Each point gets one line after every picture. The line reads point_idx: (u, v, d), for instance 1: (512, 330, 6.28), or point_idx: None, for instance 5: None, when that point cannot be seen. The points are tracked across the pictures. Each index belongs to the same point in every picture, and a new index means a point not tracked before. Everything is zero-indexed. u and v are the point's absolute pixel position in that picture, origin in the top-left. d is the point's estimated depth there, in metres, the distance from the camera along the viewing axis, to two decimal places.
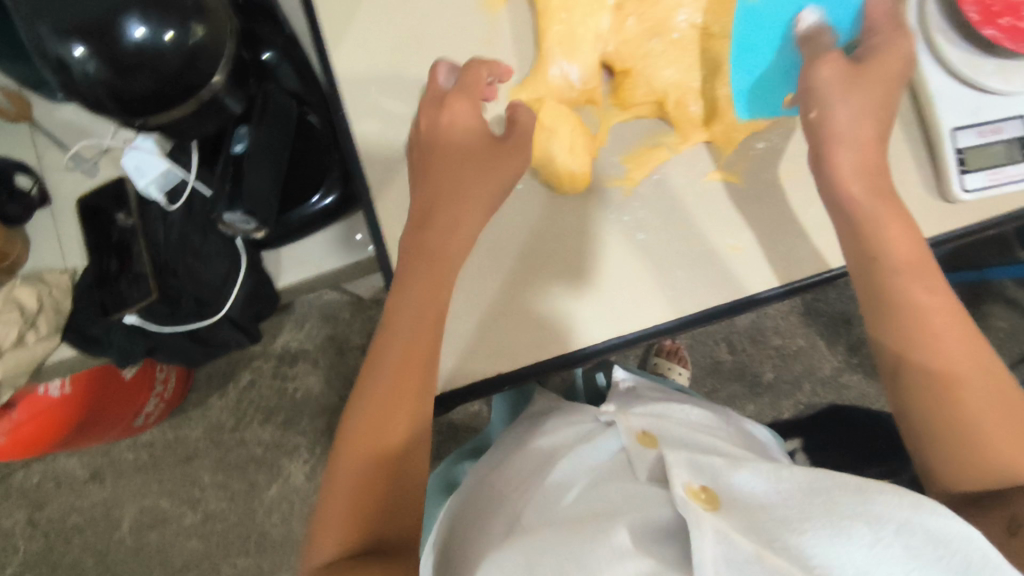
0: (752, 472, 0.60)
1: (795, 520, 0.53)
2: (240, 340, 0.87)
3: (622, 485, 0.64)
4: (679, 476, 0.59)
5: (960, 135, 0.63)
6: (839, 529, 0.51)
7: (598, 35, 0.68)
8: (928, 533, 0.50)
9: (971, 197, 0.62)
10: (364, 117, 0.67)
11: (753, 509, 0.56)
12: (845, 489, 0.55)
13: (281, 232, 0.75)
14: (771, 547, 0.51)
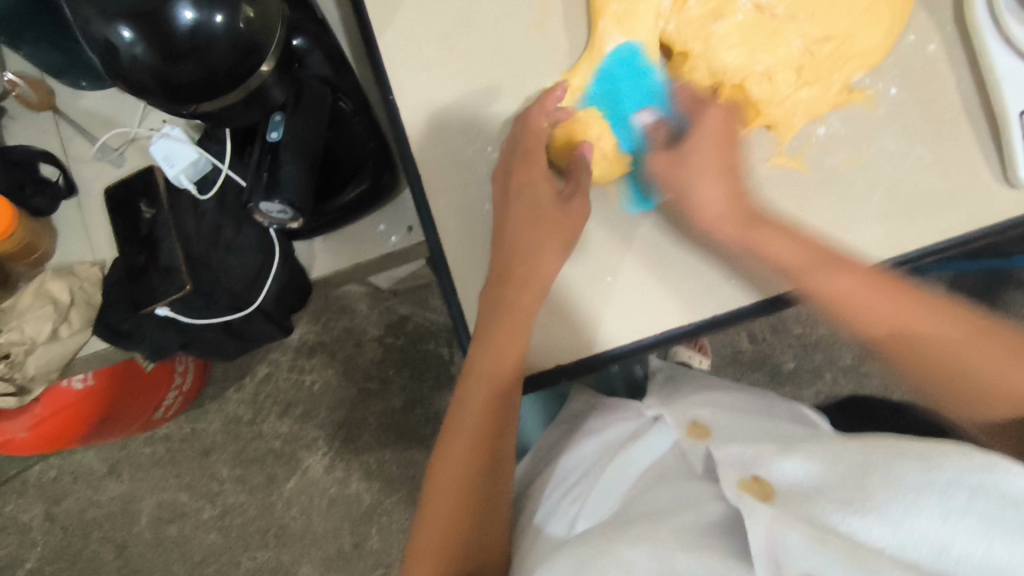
0: (800, 459, 0.61)
1: (854, 504, 0.54)
2: (273, 333, 0.83)
3: (673, 485, 0.67)
4: (731, 475, 0.61)
5: None
6: (908, 507, 0.52)
7: (661, 13, 0.66)
8: (1000, 496, 0.51)
9: None
10: (411, 105, 0.68)
11: (808, 496, 0.58)
12: (910, 466, 0.56)
13: (316, 222, 0.74)
14: (841, 530, 0.53)
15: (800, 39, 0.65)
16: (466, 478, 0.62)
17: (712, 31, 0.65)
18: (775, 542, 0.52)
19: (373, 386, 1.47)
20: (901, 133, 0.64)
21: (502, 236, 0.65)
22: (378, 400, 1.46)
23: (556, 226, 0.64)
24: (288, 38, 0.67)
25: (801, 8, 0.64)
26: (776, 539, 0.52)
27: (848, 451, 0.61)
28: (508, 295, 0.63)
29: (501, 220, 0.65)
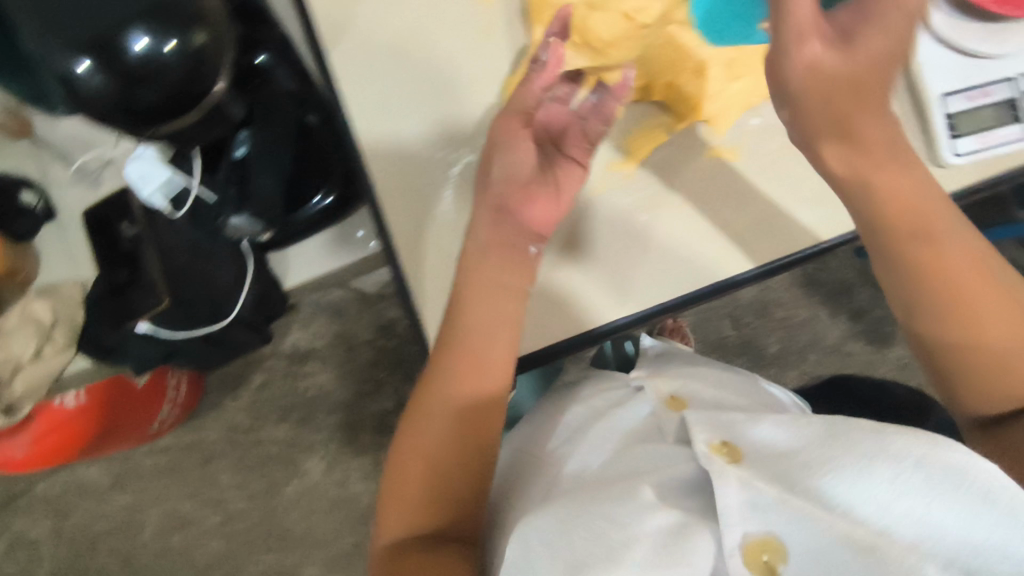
0: (772, 421, 0.58)
1: (816, 465, 0.51)
2: (252, 341, 0.88)
3: (649, 446, 0.64)
4: (700, 435, 0.58)
5: (950, 101, 0.62)
6: (861, 473, 0.49)
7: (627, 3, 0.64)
8: (946, 468, 0.48)
9: (960, 161, 0.63)
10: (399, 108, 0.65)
11: (775, 460, 0.54)
12: (863, 431, 0.52)
13: (287, 232, 0.76)
14: (802, 492, 0.50)
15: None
16: (453, 440, 0.55)
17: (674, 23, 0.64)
18: (737, 506, 0.51)
19: (367, 388, 1.50)
20: None
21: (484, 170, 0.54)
22: (372, 402, 1.49)
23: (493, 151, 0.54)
24: (252, 56, 0.70)
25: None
26: (743, 503, 0.51)
27: (811, 416, 0.57)
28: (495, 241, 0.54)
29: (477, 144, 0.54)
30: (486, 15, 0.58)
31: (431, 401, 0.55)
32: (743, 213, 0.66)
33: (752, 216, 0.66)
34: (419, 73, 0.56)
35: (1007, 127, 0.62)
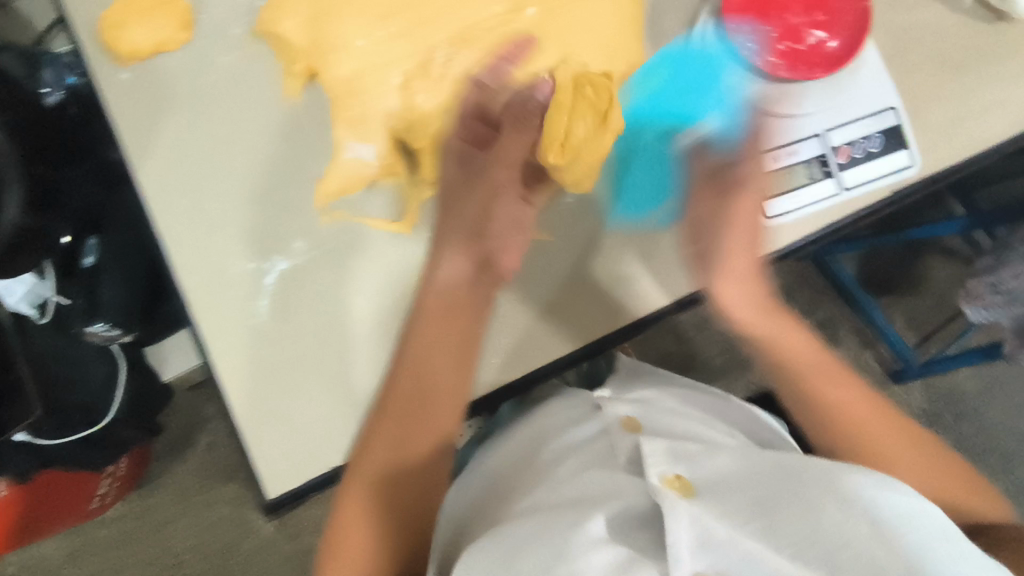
0: (727, 461, 0.51)
1: (761, 510, 0.45)
2: (139, 437, 0.84)
3: (597, 475, 0.55)
4: (657, 465, 0.50)
5: (757, 162, 0.54)
6: (808, 511, 0.43)
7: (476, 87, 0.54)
8: (891, 515, 0.42)
9: (774, 221, 0.54)
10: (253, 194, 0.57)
11: (739, 508, 0.45)
12: (814, 477, 0.46)
13: (163, 324, 0.79)
14: (759, 528, 0.43)
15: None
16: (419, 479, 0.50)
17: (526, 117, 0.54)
18: (689, 540, 0.43)
19: None
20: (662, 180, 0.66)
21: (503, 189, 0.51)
22: None
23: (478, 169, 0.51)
24: (106, 152, 0.71)
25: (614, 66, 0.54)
26: (695, 542, 0.43)
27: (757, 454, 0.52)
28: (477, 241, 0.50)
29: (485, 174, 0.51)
30: (294, 118, 0.56)
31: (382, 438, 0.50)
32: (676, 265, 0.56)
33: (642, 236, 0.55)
34: (231, 183, 0.55)
35: (818, 184, 0.54)
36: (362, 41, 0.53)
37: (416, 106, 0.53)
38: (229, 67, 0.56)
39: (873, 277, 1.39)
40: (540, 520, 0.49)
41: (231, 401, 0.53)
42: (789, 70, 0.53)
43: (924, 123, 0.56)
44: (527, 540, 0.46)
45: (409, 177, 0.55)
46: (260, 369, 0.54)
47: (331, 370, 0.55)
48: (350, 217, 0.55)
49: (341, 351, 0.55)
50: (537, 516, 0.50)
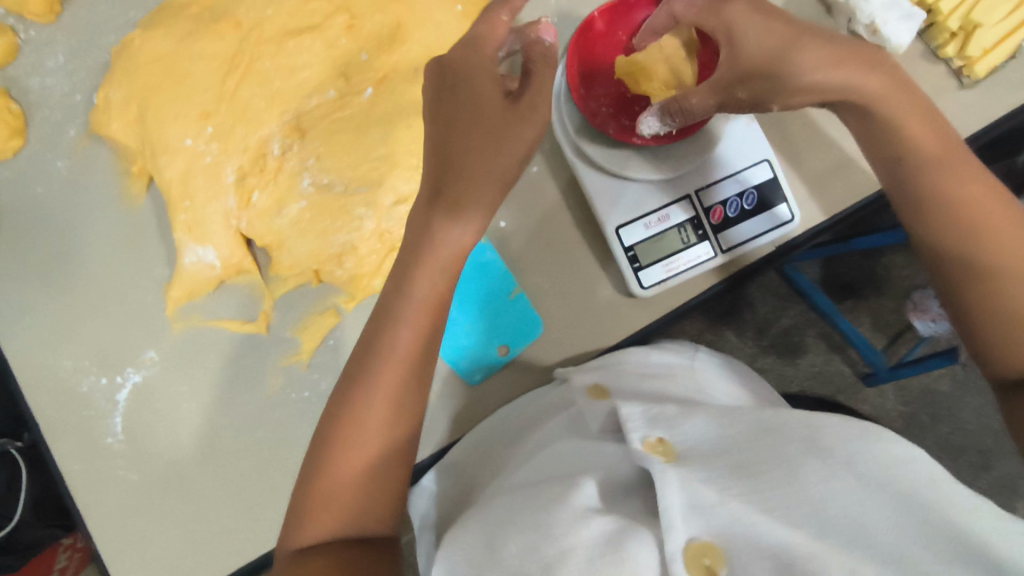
0: (705, 415, 0.40)
1: (741, 472, 0.35)
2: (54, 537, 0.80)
3: (569, 444, 0.45)
4: (635, 426, 0.39)
5: (627, 231, 0.51)
6: (794, 471, 0.34)
7: (310, 170, 0.52)
8: (877, 465, 0.34)
9: (649, 292, 0.51)
10: (102, 282, 0.53)
11: (718, 461, 0.36)
12: (796, 435, 0.37)
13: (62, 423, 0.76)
14: (748, 487, 0.34)
15: (370, 213, 0.51)
16: (385, 448, 0.42)
17: (353, 197, 0.51)
18: (682, 505, 0.34)
19: None
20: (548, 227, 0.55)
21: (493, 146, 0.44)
22: None
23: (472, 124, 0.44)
24: None
25: None
26: (688, 508, 0.34)
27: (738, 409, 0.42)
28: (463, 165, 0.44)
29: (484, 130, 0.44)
30: (134, 220, 0.53)
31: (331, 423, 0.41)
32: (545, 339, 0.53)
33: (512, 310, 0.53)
34: (79, 293, 0.53)
35: (694, 248, 0.51)
36: (191, 139, 0.51)
37: (254, 203, 0.52)
38: (67, 170, 0.53)
39: (835, 281, 1.16)
40: (517, 500, 0.41)
41: (90, 527, 0.50)
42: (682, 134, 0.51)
43: (800, 171, 0.53)
44: (507, 521, 0.39)
45: (263, 274, 0.53)
46: (118, 490, 0.51)
47: (188, 485, 0.51)
48: (200, 322, 0.52)
49: (206, 450, 0.51)
50: (504, 503, 0.42)
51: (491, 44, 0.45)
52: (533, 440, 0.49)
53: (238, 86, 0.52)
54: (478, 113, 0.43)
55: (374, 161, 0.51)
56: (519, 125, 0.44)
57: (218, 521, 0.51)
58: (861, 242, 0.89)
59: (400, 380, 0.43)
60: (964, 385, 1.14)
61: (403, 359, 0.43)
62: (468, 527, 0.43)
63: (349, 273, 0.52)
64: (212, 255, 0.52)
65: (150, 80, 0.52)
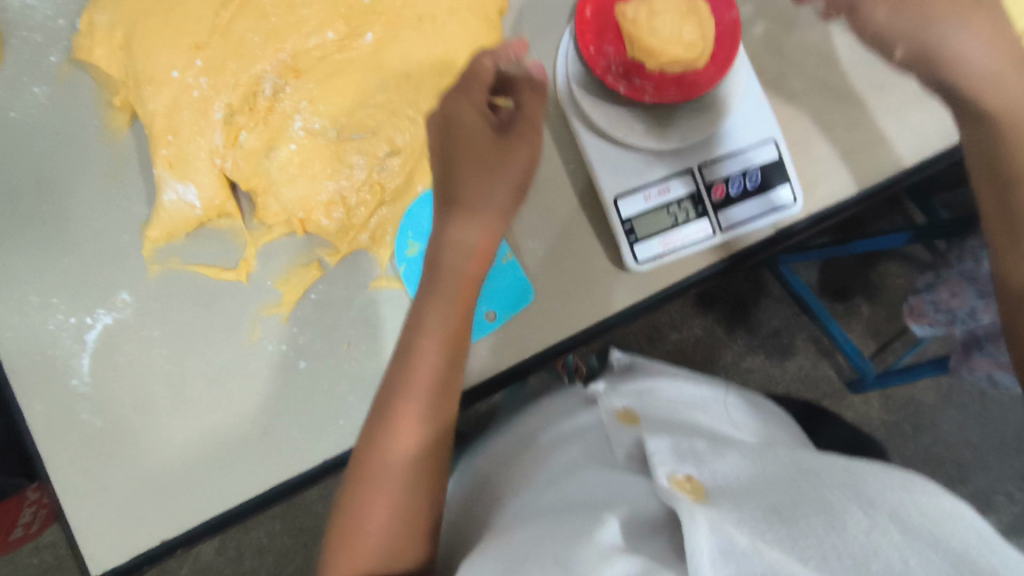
0: (737, 456, 0.41)
1: (776, 518, 0.33)
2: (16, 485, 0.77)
3: (595, 475, 0.43)
4: (663, 460, 0.39)
5: (626, 202, 0.49)
6: (834, 521, 0.32)
7: (302, 111, 0.50)
8: (918, 517, 0.33)
9: (645, 266, 0.49)
10: (75, 216, 0.50)
11: (753, 503, 0.35)
12: (833, 484, 0.37)
13: None
14: (784, 532, 0.32)
15: (362, 162, 0.50)
16: (426, 432, 0.44)
17: (346, 143, 0.50)
18: (709, 551, 0.30)
19: None
20: (548, 198, 0.52)
21: (492, 179, 0.45)
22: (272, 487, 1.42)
23: (468, 154, 0.46)
24: None
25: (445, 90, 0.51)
26: (716, 553, 0.30)
27: (772, 453, 0.43)
28: (462, 187, 0.46)
29: (480, 157, 0.46)
30: (113, 155, 0.51)
31: (396, 406, 0.44)
32: (534, 312, 0.51)
33: (503, 277, 0.51)
34: (53, 224, 0.50)
35: (694, 224, 0.50)
36: (179, 71, 0.50)
37: (241, 142, 0.50)
38: (45, 97, 0.51)
39: (829, 285, 1.14)
40: (538, 531, 0.38)
41: (49, 469, 0.48)
42: (702, 87, 0.48)
43: (807, 153, 0.52)
44: (529, 551, 0.35)
45: (246, 220, 0.51)
46: (80, 434, 0.49)
47: (153, 432, 0.49)
48: (179, 265, 0.50)
49: (175, 400, 0.49)
50: (526, 527, 0.40)
51: (481, 82, 0.46)
52: (557, 453, 0.49)
53: (233, 20, 0.50)
54: (474, 145, 0.46)
55: (369, 106, 0.50)
56: (510, 155, 0.46)
57: (186, 472, 0.49)
58: (861, 246, 0.87)
59: (434, 368, 0.44)
60: (947, 399, 1.13)
61: (440, 332, 0.44)
62: (490, 550, 0.39)
63: (337, 224, 0.50)
64: (191, 194, 0.50)
65: (141, 7, 0.50)
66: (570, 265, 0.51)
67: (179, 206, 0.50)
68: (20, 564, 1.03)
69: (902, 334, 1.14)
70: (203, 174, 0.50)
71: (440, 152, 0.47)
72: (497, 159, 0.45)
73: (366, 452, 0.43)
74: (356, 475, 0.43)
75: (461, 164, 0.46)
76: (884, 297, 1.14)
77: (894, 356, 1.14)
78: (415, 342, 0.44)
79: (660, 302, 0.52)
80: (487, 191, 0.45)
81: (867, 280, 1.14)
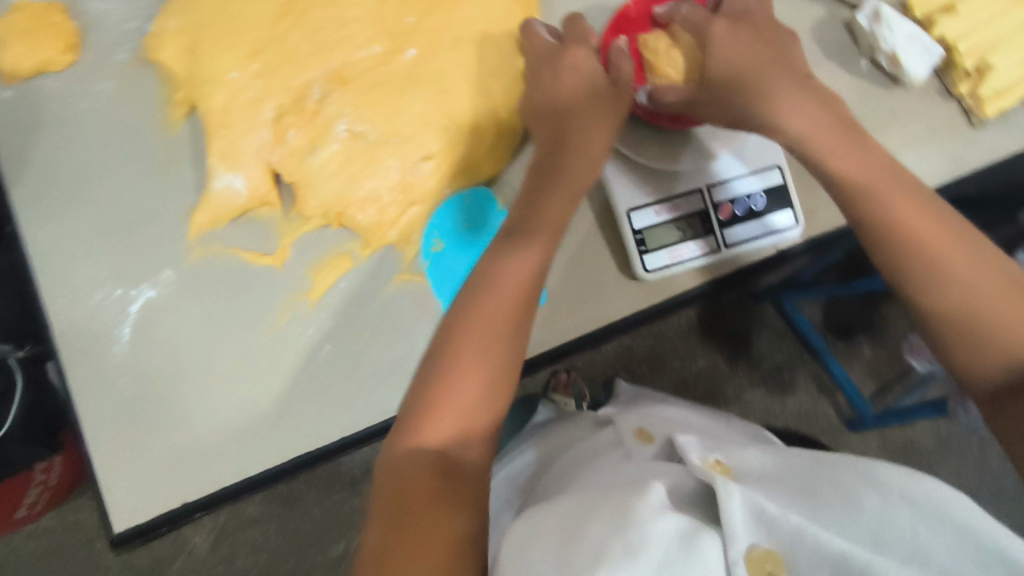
0: (758, 449, 0.46)
1: (797, 494, 0.39)
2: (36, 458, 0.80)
3: (626, 467, 0.48)
4: (695, 450, 0.44)
5: (638, 215, 0.53)
6: (847, 498, 0.38)
7: (345, 115, 0.54)
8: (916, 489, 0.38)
9: (653, 276, 0.53)
10: (130, 198, 0.55)
11: (780, 481, 0.41)
12: (843, 467, 0.42)
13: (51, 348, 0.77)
14: (807, 506, 0.38)
15: (398, 164, 0.54)
16: (484, 409, 0.45)
17: (383, 147, 0.55)
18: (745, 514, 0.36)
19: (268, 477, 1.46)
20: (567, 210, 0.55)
21: (603, 118, 0.51)
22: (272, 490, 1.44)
23: (566, 110, 0.52)
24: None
25: (478, 104, 0.55)
26: (750, 518, 0.36)
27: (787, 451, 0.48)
28: (568, 134, 0.51)
29: (586, 106, 0.52)
30: (169, 145, 0.55)
31: (454, 380, 0.45)
32: (548, 314, 0.54)
33: None
34: (109, 204, 0.55)
35: (700, 240, 0.54)
36: (237, 73, 0.54)
37: (288, 140, 0.54)
38: (113, 89, 0.56)
39: (831, 321, 1.17)
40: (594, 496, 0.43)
41: (83, 431, 0.52)
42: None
43: (809, 183, 0.56)
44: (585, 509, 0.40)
45: (286, 210, 0.55)
46: (116, 399, 0.52)
47: (183, 403, 0.52)
48: (221, 248, 0.54)
49: (206, 373, 0.53)
50: (573, 497, 0.44)
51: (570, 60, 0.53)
52: (585, 457, 0.54)
53: (290, 29, 0.55)
54: (581, 98, 0.52)
55: (407, 114, 0.55)
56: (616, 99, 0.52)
57: (209, 441, 0.52)
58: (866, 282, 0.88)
59: (497, 346, 0.46)
60: (945, 442, 1.15)
61: (498, 315, 0.46)
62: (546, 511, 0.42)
63: (369, 220, 0.54)
64: (237, 182, 0.54)
65: (207, 14, 0.55)
66: (584, 272, 0.55)
67: (226, 194, 0.54)
68: (20, 546, 1.05)
69: (903, 376, 1.16)
70: (250, 167, 0.54)
71: (544, 115, 0.53)
72: (598, 109, 0.52)
73: (419, 423, 0.43)
74: (419, 429, 0.43)
75: (564, 116, 0.52)
76: (885, 337, 1.17)
77: (894, 396, 1.16)
78: (477, 321, 0.46)
79: (663, 310, 0.55)
80: (598, 126, 0.51)
81: (869, 319, 1.17)
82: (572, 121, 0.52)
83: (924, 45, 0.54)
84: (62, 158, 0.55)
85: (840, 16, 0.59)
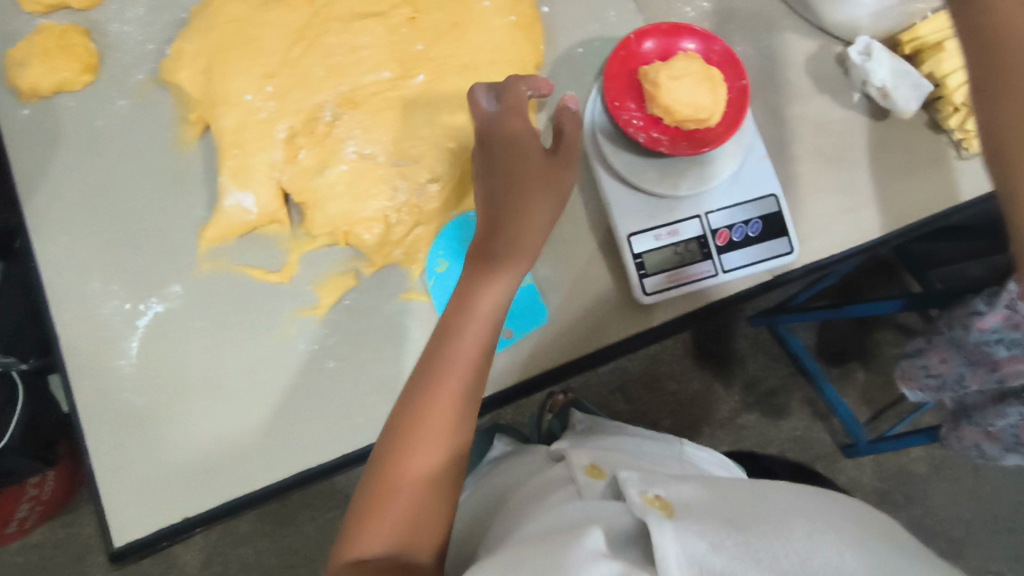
0: (695, 484, 0.45)
1: (731, 524, 0.38)
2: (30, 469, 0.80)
3: (563, 505, 0.46)
4: (633, 485, 0.43)
5: (638, 239, 0.55)
6: (779, 528, 0.37)
7: (354, 138, 0.56)
8: (845, 523, 0.39)
9: (653, 299, 0.54)
10: (142, 214, 0.56)
11: (713, 514, 0.40)
12: (775, 499, 0.42)
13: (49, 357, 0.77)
14: (741, 538, 0.36)
15: (405, 186, 0.56)
16: (437, 459, 0.46)
17: (390, 169, 0.56)
18: (676, 556, 0.35)
19: None
20: (569, 233, 0.57)
21: (543, 192, 0.51)
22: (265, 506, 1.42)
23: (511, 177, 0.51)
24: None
25: None
26: (682, 557, 0.35)
27: (726, 484, 0.46)
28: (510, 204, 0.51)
29: (529, 173, 0.51)
30: (181, 163, 0.57)
31: (414, 434, 0.46)
32: (548, 334, 0.55)
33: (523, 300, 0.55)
34: (120, 220, 0.56)
35: (698, 264, 0.55)
36: (250, 95, 0.56)
37: (299, 160, 0.56)
38: (128, 109, 0.58)
39: (826, 346, 1.18)
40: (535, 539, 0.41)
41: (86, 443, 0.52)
42: (711, 144, 0.54)
43: (803, 211, 0.57)
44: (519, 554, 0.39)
45: (294, 229, 0.57)
46: (119, 412, 0.53)
47: (186, 417, 0.53)
48: (228, 265, 0.55)
49: (210, 388, 0.54)
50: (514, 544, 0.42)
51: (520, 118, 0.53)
52: (547, 487, 0.52)
53: (301, 55, 0.57)
54: (523, 163, 0.51)
55: (415, 137, 0.56)
56: (560, 170, 0.52)
57: (212, 455, 0.53)
58: (853, 310, 0.87)
59: (451, 400, 0.46)
60: (939, 469, 1.15)
61: (459, 369, 0.46)
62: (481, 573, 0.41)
63: (375, 239, 0.55)
64: (247, 201, 0.55)
65: (220, 39, 0.57)
66: (584, 295, 0.56)
67: (235, 212, 0.55)
68: (6, 561, 1.04)
69: (896, 402, 1.17)
70: (261, 185, 0.55)
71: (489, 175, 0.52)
72: (542, 179, 0.51)
73: (380, 476, 0.45)
74: (381, 486, 0.45)
75: (509, 179, 0.51)
76: (878, 363, 1.18)
77: (887, 423, 1.17)
78: (435, 377, 0.46)
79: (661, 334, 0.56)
80: (539, 201, 0.50)
81: (863, 345, 1.19)
82: (513, 192, 0.51)
83: (913, 79, 0.56)
84: (77, 174, 0.56)
85: (833, 50, 0.61)
